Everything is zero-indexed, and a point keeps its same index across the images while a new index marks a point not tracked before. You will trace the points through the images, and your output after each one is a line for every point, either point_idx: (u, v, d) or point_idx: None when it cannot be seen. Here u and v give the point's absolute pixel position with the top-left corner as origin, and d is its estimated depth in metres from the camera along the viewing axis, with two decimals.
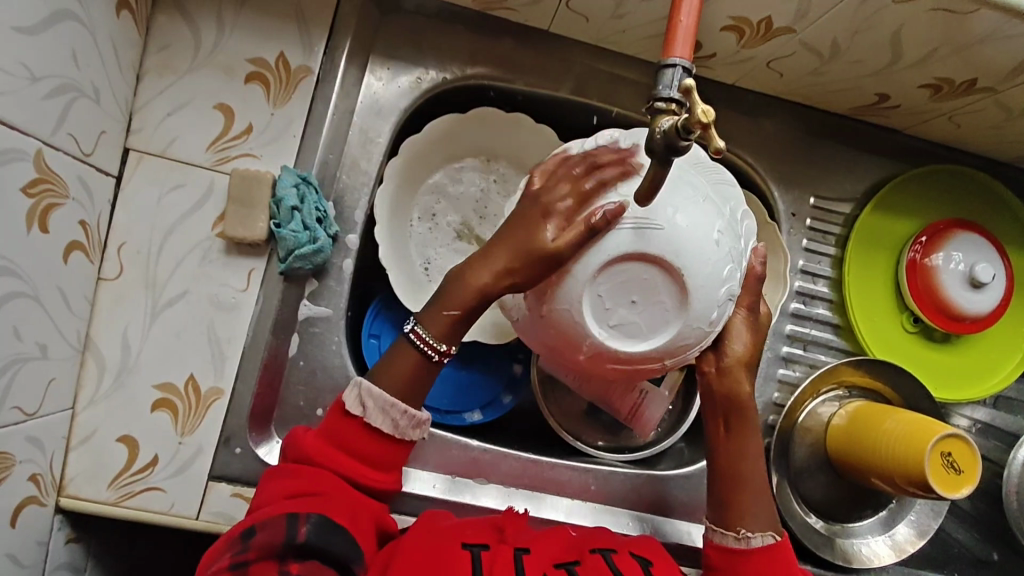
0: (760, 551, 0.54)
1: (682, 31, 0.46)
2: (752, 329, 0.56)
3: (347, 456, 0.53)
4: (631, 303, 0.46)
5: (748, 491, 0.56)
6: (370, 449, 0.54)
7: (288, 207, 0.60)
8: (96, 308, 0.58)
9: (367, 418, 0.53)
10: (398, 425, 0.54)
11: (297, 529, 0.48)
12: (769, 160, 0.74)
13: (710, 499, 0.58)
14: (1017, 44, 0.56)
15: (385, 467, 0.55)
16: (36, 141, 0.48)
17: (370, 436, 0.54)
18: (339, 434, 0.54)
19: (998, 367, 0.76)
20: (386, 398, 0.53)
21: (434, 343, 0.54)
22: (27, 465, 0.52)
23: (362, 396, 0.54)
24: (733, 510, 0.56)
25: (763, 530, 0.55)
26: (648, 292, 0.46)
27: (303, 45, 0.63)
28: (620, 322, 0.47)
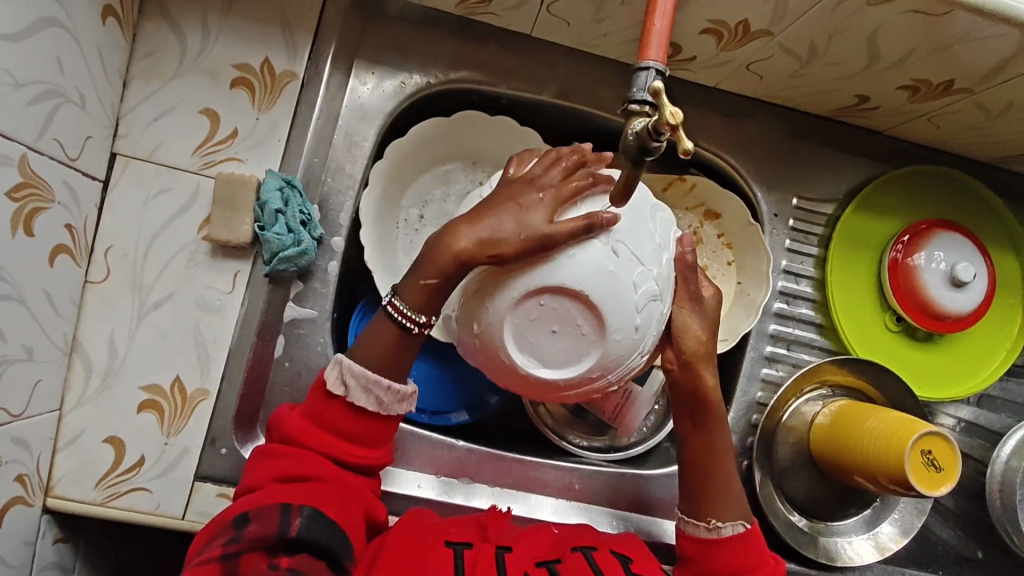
0: (732, 538, 0.56)
1: (656, 34, 0.46)
2: (706, 319, 0.55)
3: (334, 438, 0.54)
4: (552, 334, 0.46)
5: (724, 483, 0.58)
6: (352, 427, 0.54)
7: (272, 210, 0.61)
8: (83, 311, 0.59)
9: (349, 396, 0.53)
10: (381, 401, 0.54)
11: (289, 524, 0.48)
12: (752, 161, 0.74)
13: (686, 488, 0.59)
14: (991, 47, 0.56)
15: (372, 445, 0.55)
16: (21, 146, 0.49)
17: (354, 415, 0.54)
18: (322, 415, 0.54)
19: (981, 366, 0.77)
20: (365, 373, 0.53)
21: (412, 314, 0.53)
22: (14, 465, 0.52)
23: (343, 373, 0.54)
24: (711, 501, 0.57)
25: (733, 520, 0.57)
26: (567, 321, 0.46)
27: (288, 50, 0.64)
28: (549, 354, 0.47)
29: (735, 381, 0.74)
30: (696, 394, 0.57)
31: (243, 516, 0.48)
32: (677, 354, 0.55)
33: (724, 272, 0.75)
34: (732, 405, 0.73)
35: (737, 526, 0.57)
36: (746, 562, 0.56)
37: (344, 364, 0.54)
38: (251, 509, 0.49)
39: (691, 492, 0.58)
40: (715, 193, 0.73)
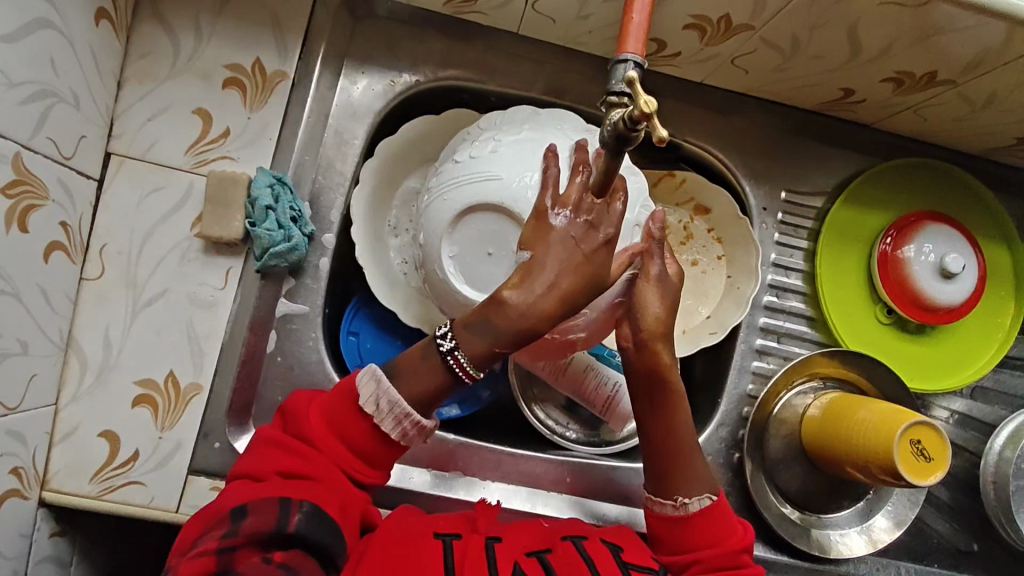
0: (700, 513, 0.57)
1: (635, 28, 0.47)
2: (665, 297, 0.57)
3: (344, 445, 0.53)
4: (489, 256, 0.56)
5: (688, 455, 0.58)
6: (371, 447, 0.53)
7: (262, 207, 0.62)
8: (78, 307, 0.60)
9: (378, 420, 0.52)
10: (406, 433, 0.53)
11: (286, 519, 0.48)
12: (740, 155, 0.75)
13: (653, 469, 0.59)
14: (970, 38, 0.57)
15: (381, 468, 0.54)
16: (14, 144, 0.50)
17: (377, 438, 0.53)
18: (344, 426, 0.53)
19: (973, 358, 0.77)
20: (400, 404, 0.51)
21: (471, 371, 0.52)
22: (9, 458, 0.53)
23: (379, 395, 0.52)
24: (676, 479, 0.58)
25: (699, 494, 0.57)
26: (499, 242, 0.55)
27: (279, 50, 0.65)
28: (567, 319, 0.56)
29: (726, 373, 0.74)
30: (652, 374, 0.58)
31: (240, 510, 0.48)
32: (633, 331, 0.57)
33: (714, 265, 0.75)
34: (723, 398, 0.74)
35: (705, 500, 0.57)
36: (716, 533, 0.56)
37: (383, 386, 0.52)
38: (247, 502, 0.49)
39: (655, 471, 0.58)
40: (703, 187, 0.74)
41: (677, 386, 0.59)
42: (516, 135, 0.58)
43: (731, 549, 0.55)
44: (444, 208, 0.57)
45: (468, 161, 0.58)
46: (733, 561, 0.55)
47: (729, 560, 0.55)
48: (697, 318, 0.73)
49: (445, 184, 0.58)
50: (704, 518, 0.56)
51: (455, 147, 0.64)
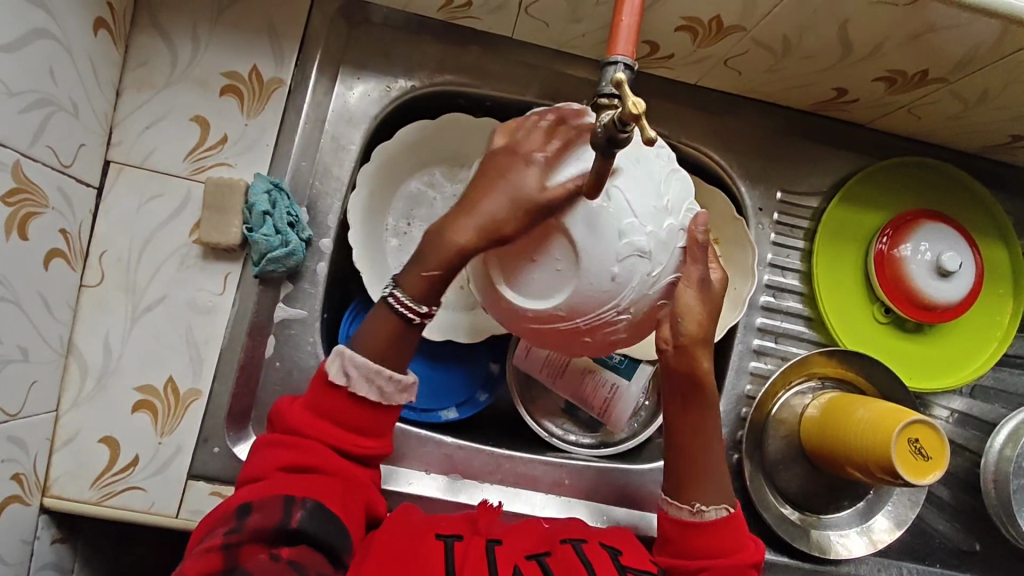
0: (715, 522, 0.57)
1: (624, 30, 0.47)
2: (705, 299, 0.52)
3: (336, 429, 0.53)
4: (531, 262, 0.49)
5: (711, 459, 0.58)
6: (358, 418, 0.54)
7: (260, 212, 0.62)
8: (78, 314, 0.61)
9: (352, 386, 0.53)
10: (384, 392, 0.54)
11: (291, 515, 0.49)
12: (735, 155, 0.75)
13: (675, 471, 0.58)
14: (960, 36, 0.57)
15: (375, 433, 0.55)
16: (13, 153, 0.50)
17: (357, 406, 0.53)
18: (326, 405, 0.53)
19: (972, 358, 0.77)
20: (368, 365, 0.53)
21: (413, 305, 0.53)
22: (10, 464, 0.54)
23: (344, 365, 0.53)
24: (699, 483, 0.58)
25: (717, 503, 0.57)
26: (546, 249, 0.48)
27: (275, 58, 0.66)
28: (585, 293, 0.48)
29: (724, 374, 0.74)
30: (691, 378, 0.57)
31: (244, 507, 0.49)
32: (674, 334, 0.54)
33: None
34: (722, 399, 0.73)
35: (720, 510, 0.57)
36: (727, 543, 0.56)
37: (347, 356, 0.53)
38: (253, 500, 0.50)
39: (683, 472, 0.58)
40: (699, 189, 0.73)
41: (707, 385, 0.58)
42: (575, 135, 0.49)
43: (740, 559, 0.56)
44: (490, 207, 0.50)
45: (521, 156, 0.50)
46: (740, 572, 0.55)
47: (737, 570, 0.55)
48: None
49: (492, 183, 0.50)
50: (718, 525, 0.57)
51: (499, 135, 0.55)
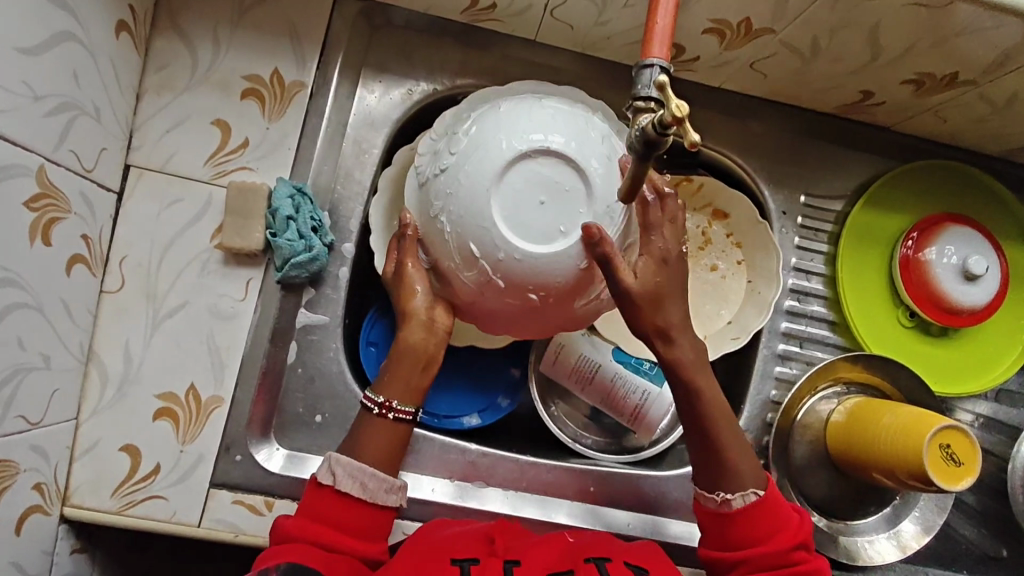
0: (743, 509, 0.56)
1: (658, 33, 0.45)
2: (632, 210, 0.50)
3: (327, 528, 0.53)
4: (542, 203, 0.49)
5: (733, 451, 0.57)
6: (348, 517, 0.54)
7: (283, 217, 0.62)
8: (99, 320, 0.60)
9: (337, 485, 0.54)
10: (371, 490, 0.55)
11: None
12: (758, 159, 0.75)
13: (699, 462, 0.58)
14: (994, 38, 0.56)
15: (369, 537, 0.54)
16: (39, 157, 0.50)
17: (347, 504, 0.54)
18: (318, 508, 0.54)
19: (996, 364, 0.76)
20: (353, 464, 0.54)
21: (373, 397, 0.57)
22: (32, 473, 0.53)
23: (332, 466, 0.55)
24: (728, 476, 0.57)
25: (745, 488, 0.57)
26: (550, 187, 0.49)
27: (296, 60, 0.65)
28: (550, 213, 0.49)
29: (748, 380, 0.74)
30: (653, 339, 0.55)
31: None
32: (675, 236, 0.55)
33: (733, 270, 0.74)
34: (746, 404, 0.73)
35: (749, 496, 0.57)
36: (757, 531, 0.56)
37: (332, 457, 0.55)
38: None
39: (710, 464, 0.58)
40: (722, 192, 0.73)
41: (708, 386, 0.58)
42: (465, 135, 0.53)
43: (777, 548, 0.55)
44: (473, 202, 0.50)
45: (453, 164, 0.52)
46: (781, 559, 0.55)
47: (775, 559, 0.55)
48: (718, 324, 0.73)
49: (457, 196, 0.51)
50: (753, 512, 0.56)
51: (415, 182, 0.57)
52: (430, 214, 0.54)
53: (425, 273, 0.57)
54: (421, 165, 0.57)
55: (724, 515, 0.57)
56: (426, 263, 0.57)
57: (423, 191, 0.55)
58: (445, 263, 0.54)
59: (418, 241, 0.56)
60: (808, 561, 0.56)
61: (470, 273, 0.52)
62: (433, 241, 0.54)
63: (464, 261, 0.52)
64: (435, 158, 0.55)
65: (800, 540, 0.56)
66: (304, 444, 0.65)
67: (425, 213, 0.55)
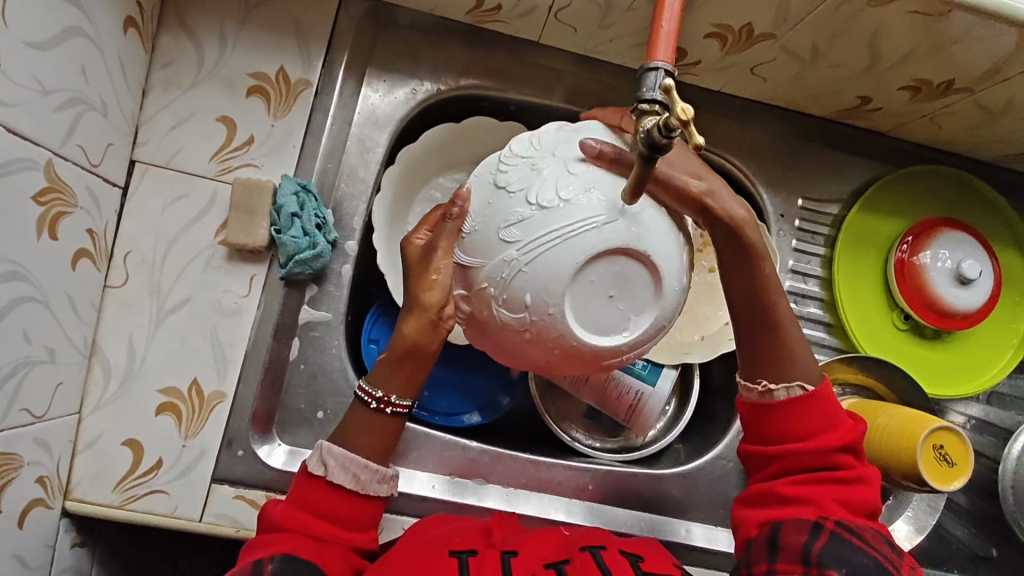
0: (785, 402, 0.55)
1: (663, 37, 0.45)
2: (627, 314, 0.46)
3: (317, 517, 0.54)
4: (615, 295, 0.45)
5: (785, 336, 0.55)
6: (339, 508, 0.54)
7: (288, 214, 0.62)
8: (103, 314, 0.60)
9: (329, 476, 0.54)
10: (361, 480, 0.55)
11: (262, 566, 0.48)
12: (757, 162, 0.76)
13: (751, 347, 0.56)
14: (989, 47, 0.57)
15: (357, 525, 0.55)
16: (47, 151, 0.50)
17: (338, 495, 0.55)
18: (308, 496, 0.54)
19: (975, 373, 0.77)
20: (346, 453, 0.55)
21: (371, 390, 0.57)
22: (35, 466, 0.53)
23: (323, 455, 0.55)
24: (780, 361, 0.55)
25: (789, 382, 0.55)
26: (620, 282, 0.45)
27: (303, 59, 0.66)
28: (603, 313, 0.45)
29: None
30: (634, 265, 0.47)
31: None
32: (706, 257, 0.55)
33: None
34: None
35: (795, 389, 0.55)
36: (801, 423, 0.55)
37: (325, 445, 0.55)
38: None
39: (761, 354, 0.55)
40: None
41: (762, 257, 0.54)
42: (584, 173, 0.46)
43: (818, 445, 0.54)
44: (556, 258, 0.44)
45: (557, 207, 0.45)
46: (822, 459, 0.54)
47: (815, 461, 0.54)
48: (715, 325, 0.74)
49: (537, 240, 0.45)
50: (798, 405, 0.55)
51: (492, 180, 0.48)
52: (500, 228, 0.46)
53: (455, 265, 0.51)
54: (511, 162, 0.48)
55: (767, 407, 0.55)
56: (458, 260, 0.50)
57: (500, 195, 0.47)
58: (486, 280, 0.47)
59: (461, 236, 0.49)
60: (853, 467, 0.55)
61: (513, 314, 0.46)
62: (486, 255, 0.47)
63: (509, 298, 0.46)
64: (530, 174, 0.46)
65: (845, 444, 0.54)
66: (305, 440, 0.65)
67: (495, 214, 0.47)
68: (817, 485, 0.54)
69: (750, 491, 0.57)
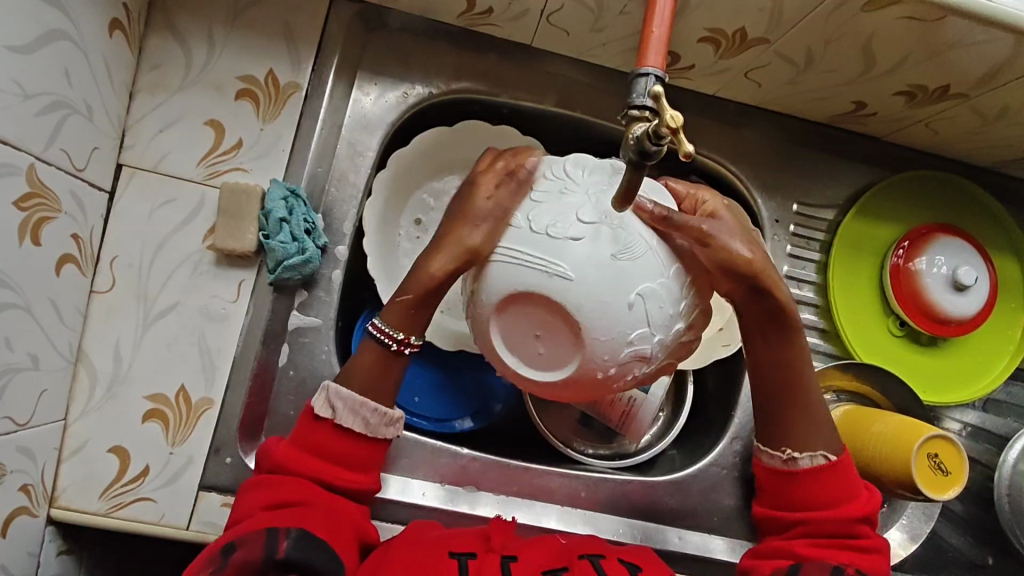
0: (809, 470, 0.57)
1: (654, 42, 0.44)
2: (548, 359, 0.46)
3: (323, 462, 0.54)
4: (537, 338, 0.46)
5: (809, 415, 0.57)
6: (345, 451, 0.54)
7: (277, 219, 0.62)
8: (88, 320, 0.60)
9: (337, 419, 0.54)
10: (370, 424, 0.54)
11: (275, 545, 0.48)
12: (752, 167, 0.75)
13: (773, 410, 0.58)
14: (984, 54, 0.57)
15: (363, 467, 0.55)
16: (29, 156, 0.49)
17: (345, 437, 0.54)
18: (314, 439, 0.54)
19: (969, 382, 0.76)
20: (354, 398, 0.54)
21: (391, 332, 0.54)
22: (19, 474, 0.52)
23: (331, 399, 0.54)
24: (797, 429, 0.57)
25: (813, 451, 0.57)
26: (550, 325, 0.45)
27: (292, 62, 0.65)
28: (524, 344, 0.46)
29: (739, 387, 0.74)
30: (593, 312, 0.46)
31: (228, 545, 0.48)
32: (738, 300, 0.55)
33: None
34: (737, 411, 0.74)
35: (816, 458, 0.57)
36: (824, 495, 0.57)
37: (332, 390, 0.54)
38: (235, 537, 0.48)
39: (778, 420, 0.58)
40: None
41: (798, 334, 0.57)
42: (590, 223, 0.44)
43: (843, 515, 0.55)
44: (510, 270, 0.45)
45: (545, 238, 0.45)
46: (844, 528, 0.56)
47: (838, 529, 0.56)
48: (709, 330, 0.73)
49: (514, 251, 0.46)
50: (821, 475, 0.57)
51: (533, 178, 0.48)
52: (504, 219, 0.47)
53: None
54: (566, 164, 0.48)
55: (790, 472, 0.58)
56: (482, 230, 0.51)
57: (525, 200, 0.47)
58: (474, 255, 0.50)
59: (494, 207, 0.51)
60: (869, 538, 0.56)
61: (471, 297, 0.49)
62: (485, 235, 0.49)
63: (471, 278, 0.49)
64: (555, 195, 0.46)
65: (865, 517, 0.56)
66: None
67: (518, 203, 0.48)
68: (836, 550, 0.55)
69: (764, 544, 0.59)
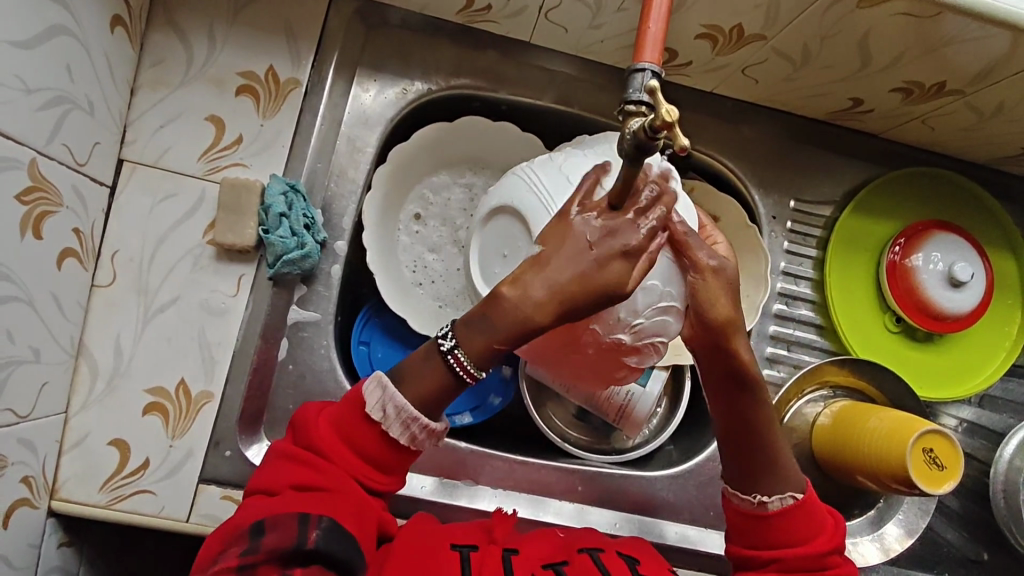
0: (778, 514, 0.55)
1: (650, 39, 0.44)
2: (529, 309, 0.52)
3: (359, 458, 0.50)
4: (502, 259, 0.54)
5: (777, 460, 0.56)
6: (385, 456, 0.50)
7: (276, 214, 0.62)
8: (89, 314, 0.60)
9: (386, 425, 0.49)
10: (416, 437, 0.50)
11: (306, 535, 0.45)
12: (749, 164, 0.75)
13: (739, 461, 0.56)
14: (979, 50, 0.57)
15: (398, 471, 0.51)
16: (30, 150, 0.49)
17: (388, 445, 0.50)
18: (354, 434, 0.50)
19: (965, 378, 0.76)
20: (409, 412, 0.48)
21: (472, 370, 0.48)
22: (20, 466, 0.53)
23: (385, 402, 0.49)
24: (768, 475, 0.56)
25: (781, 493, 0.55)
26: (511, 249, 0.53)
27: (292, 58, 0.65)
28: (494, 259, 0.55)
29: None
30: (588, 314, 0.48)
31: (258, 525, 0.45)
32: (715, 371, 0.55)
33: None
34: None
35: (786, 500, 0.55)
36: (796, 535, 0.55)
37: (389, 392, 0.49)
38: (267, 517, 0.46)
39: (746, 465, 0.56)
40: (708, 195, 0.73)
41: (769, 399, 0.57)
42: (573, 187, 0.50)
43: (811, 554, 0.54)
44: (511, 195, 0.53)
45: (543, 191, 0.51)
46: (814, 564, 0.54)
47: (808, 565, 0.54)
48: None
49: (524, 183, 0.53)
50: (790, 516, 0.55)
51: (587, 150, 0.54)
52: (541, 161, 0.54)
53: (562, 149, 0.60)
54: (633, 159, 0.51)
55: (760, 516, 0.55)
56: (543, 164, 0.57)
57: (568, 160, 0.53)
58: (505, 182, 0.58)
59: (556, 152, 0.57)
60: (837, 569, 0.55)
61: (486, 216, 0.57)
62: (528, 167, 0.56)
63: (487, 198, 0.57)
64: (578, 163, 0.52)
65: (834, 547, 0.55)
66: None
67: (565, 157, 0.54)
68: None
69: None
